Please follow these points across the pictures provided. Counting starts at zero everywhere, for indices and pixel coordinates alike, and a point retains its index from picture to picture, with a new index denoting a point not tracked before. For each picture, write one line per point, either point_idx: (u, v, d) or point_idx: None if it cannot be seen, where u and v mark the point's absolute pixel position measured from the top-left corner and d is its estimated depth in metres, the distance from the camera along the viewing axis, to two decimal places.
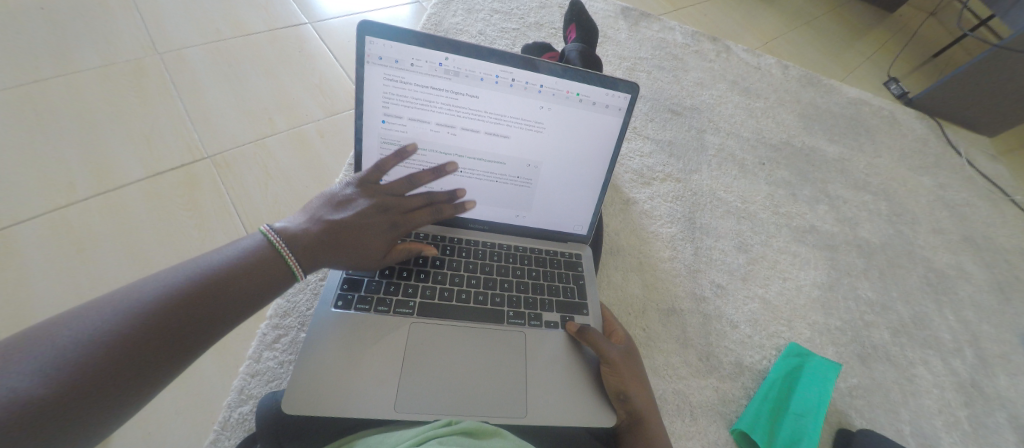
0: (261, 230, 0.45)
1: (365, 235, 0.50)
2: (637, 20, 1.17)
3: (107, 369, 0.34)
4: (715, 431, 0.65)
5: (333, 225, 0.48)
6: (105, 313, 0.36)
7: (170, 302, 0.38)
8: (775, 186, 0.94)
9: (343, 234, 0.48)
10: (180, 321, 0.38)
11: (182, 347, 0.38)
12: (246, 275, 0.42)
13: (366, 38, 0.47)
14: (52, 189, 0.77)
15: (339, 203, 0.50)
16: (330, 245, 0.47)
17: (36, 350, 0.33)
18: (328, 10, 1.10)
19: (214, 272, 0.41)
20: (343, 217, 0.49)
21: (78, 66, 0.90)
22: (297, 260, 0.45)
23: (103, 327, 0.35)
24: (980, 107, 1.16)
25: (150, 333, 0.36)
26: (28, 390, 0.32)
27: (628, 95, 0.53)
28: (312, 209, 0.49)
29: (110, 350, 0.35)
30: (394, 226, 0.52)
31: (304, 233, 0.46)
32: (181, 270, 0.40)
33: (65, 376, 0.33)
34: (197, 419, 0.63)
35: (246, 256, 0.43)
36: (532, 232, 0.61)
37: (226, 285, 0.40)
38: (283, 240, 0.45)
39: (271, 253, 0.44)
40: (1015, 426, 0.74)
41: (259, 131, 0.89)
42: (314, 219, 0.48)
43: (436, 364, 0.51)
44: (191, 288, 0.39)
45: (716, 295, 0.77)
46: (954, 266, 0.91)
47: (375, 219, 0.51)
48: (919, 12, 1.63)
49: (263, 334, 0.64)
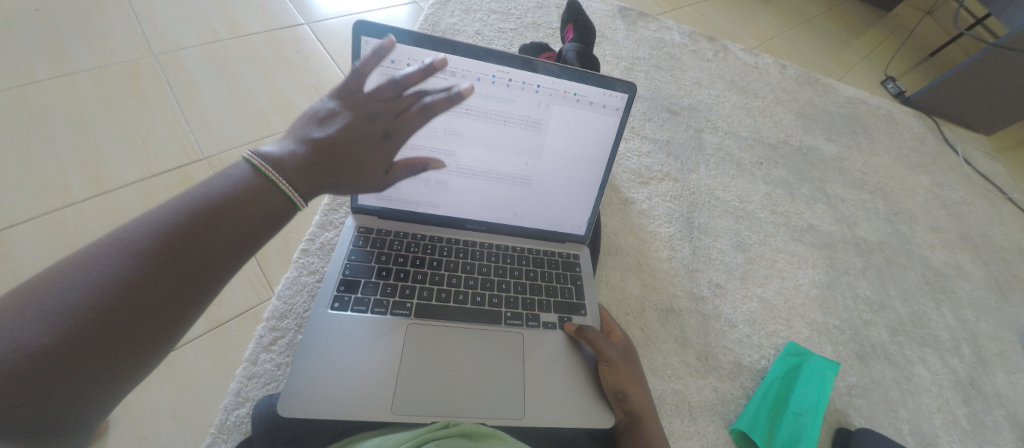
0: (244, 157, 0.39)
1: (357, 151, 0.42)
2: (635, 20, 1.17)
3: (113, 315, 0.32)
4: (714, 431, 0.65)
5: (319, 146, 0.41)
6: (98, 257, 0.33)
7: (165, 241, 0.34)
8: (773, 185, 0.94)
9: (333, 153, 0.41)
10: (180, 260, 0.35)
11: (188, 290, 0.35)
12: (243, 207, 0.37)
13: (362, 37, 0.47)
14: (47, 190, 0.77)
15: (321, 118, 0.42)
16: (321, 166, 0.41)
17: (33, 299, 0.31)
18: (325, 11, 1.10)
19: (209, 205, 0.36)
20: (329, 133, 0.41)
21: (72, 67, 0.89)
22: (294, 189, 0.39)
23: (100, 271, 0.32)
24: (977, 106, 1.16)
25: (151, 275, 0.34)
26: (34, 341, 0.30)
27: (625, 95, 0.52)
28: (293, 130, 0.42)
29: (111, 295, 0.32)
30: (387, 136, 0.43)
31: (291, 157, 0.40)
32: (172, 204, 0.36)
33: (69, 323, 0.31)
34: (192, 422, 0.62)
35: (236, 185, 0.38)
36: (531, 233, 0.61)
37: (225, 218, 0.36)
38: (270, 165, 0.38)
39: (262, 182, 0.38)
40: (1013, 424, 0.74)
41: (255, 133, 0.89)
42: (297, 140, 0.41)
43: (434, 366, 0.50)
44: (186, 224, 0.35)
45: (715, 294, 0.77)
46: (952, 265, 0.91)
47: (365, 131, 0.42)
48: (917, 12, 1.63)
49: (260, 336, 0.63)
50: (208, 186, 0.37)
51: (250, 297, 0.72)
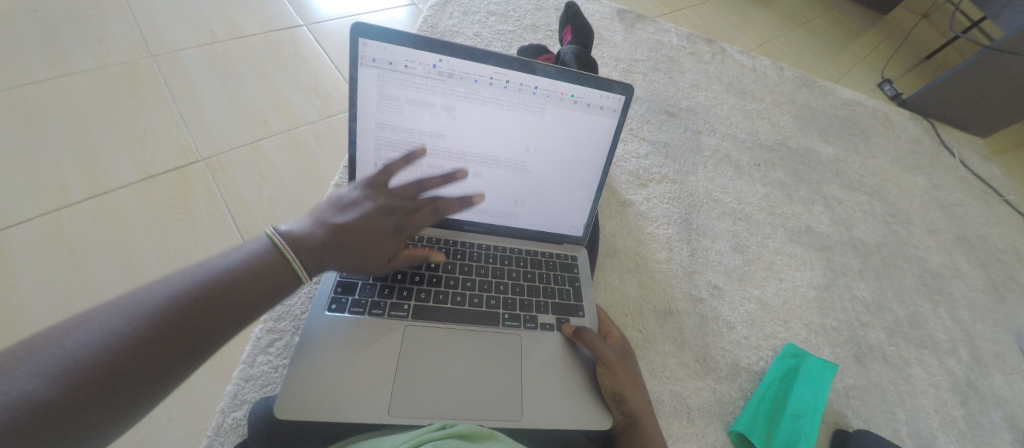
0: (266, 233, 0.43)
1: (370, 240, 0.48)
2: (633, 22, 1.17)
3: (113, 373, 0.34)
4: (712, 433, 0.65)
5: (339, 230, 0.46)
6: (111, 318, 0.36)
7: (175, 308, 0.37)
8: (770, 187, 0.94)
9: (349, 239, 0.46)
10: (186, 325, 0.38)
11: (189, 353, 0.38)
12: (252, 280, 0.41)
13: (360, 39, 0.47)
14: (43, 192, 0.76)
15: (344, 205, 0.47)
16: (336, 248, 0.45)
17: (40, 355, 0.33)
18: (324, 13, 1.10)
19: (221, 276, 0.40)
20: (349, 220, 0.46)
21: (70, 68, 0.89)
22: (303, 266, 0.44)
23: (109, 330, 0.35)
24: (973, 108, 1.17)
25: (155, 338, 0.36)
26: (34, 393, 0.32)
27: (622, 97, 0.53)
28: (317, 211, 0.47)
29: (116, 354, 0.35)
30: (397, 230, 0.49)
31: (310, 236, 0.44)
32: (188, 273, 0.39)
33: (71, 379, 0.33)
34: (188, 425, 0.62)
35: (250, 259, 0.42)
36: (529, 236, 0.61)
37: (233, 289, 0.40)
38: (289, 244, 0.43)
39: (277, 258, 0.42)
40: (1010, 425, 0.74)
41: (253, 134, 0.89)
42: (318, 222, 0.45)
43: (431, 370, 0.50)
44: (197, 293, 0.39)
45: (713, 296, 0.77)
46: (948, 266, 0.91)
47: (379, 222, 0.48)
48: (913, 14, 1.64)
49: (258, 338, 0.63)
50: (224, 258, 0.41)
51: None
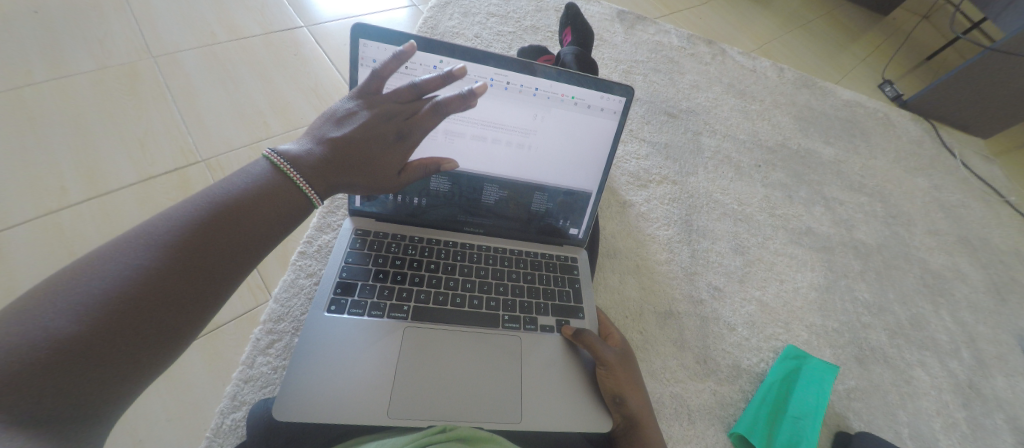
0: (266, 155, 0.42)
1: (370, 152, 0.44)
2: (633, 23, 1.17)
3: (141, 303, 0.33)
4: (713, 435, 0.65)
5: (337, 145, 0.43)
6: (127, 250, 0.34)
7: (190, 232, 0.36)
8: (771, 188, 0.94)
9: (350, 153, 0.44)
10: (204, 250, 0.36)
11: (213, 279, 0.37)
12: (262, 200, 0.39)
13: (360, 40, 0.47)
14: (43, 193, 0.76)
15: (339, 118, 0.45)
16: (337, 164, 0.43)
17: (62, 292, 0.32)
18: (324, 14, 1.10)
19: (232, 199, 0.39)
20: (346, 133, 0.44)
21: (71, 70, 0.89)
22: (309, 185, 0.42)
23: (127, 261, 0.34)
24: (973, 109, 1.17)
25: (175, 264, 0.35)
26: (63, 328, 0.31)
27: (623, 99, 0.53)
28: (314, 129, 0.45)
29: (139, 284, 0.34)
30: (401, 137, 0.45)
31: (309, 155, 0.42)
32: (195, 202, 0.38)
33: (95, 312, 0.32)
34: (187, 426, 0.62)
35: (257, 183, 0.40)
36: (545, 188, 0.57)
37: (247, 211, 0.39)
38: (289, 163, 0.41)
39: (280, 179, 0.41)
40: (1013, 428, 0.74)
41: (253, 135, 0.89)
42: (316, 139, 0.43)
43: (432, 369, 0.50)
44: (210, 216, 0.37)
45: (713, 297, 0.76)
46: (950, 268, 0.91)
47: (379, 131, 0.45)
48: (913, 15, 1.64)
49: (257, 339, 0.63)
50: (231, 183, 0.39)
51: (247, 299, 0.71)
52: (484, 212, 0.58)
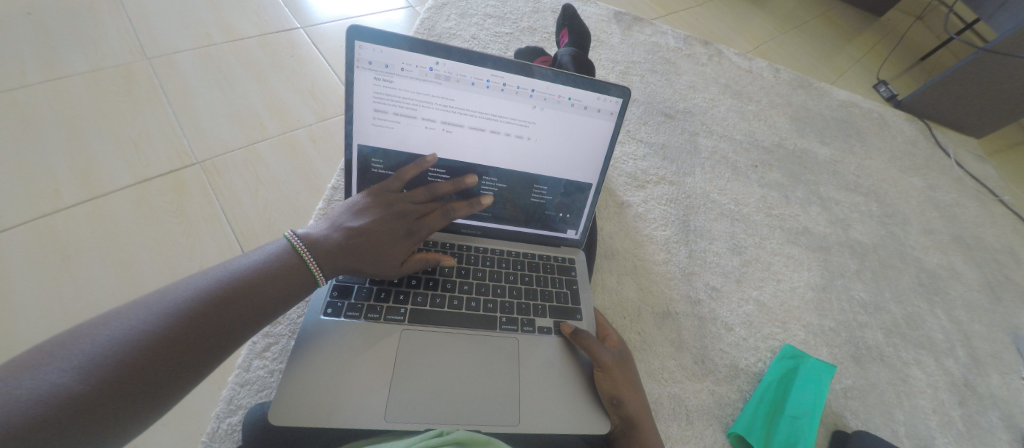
0: (285, 236, 0.47)
1: (381, 242, 0.49)
2: (630, 24, 1.17)
3: (139, 366, 0.36)
4: (711, 434, 0.65)
5: (352, 233, 0.48)
6: (140, 315, 0.37)
7: (201, 304, 0.39)
8: (767, 188, 0.94)
9: (362, 242, 0.48)
10: (210, 319, 0.39)
11: (212, 349, 0.39)
12: (272, 278, 0.43)
13: (356, 42, 0.47)
14: (37, 197, 0.76)
15: (357, 210, 0.50)
16: (349, 251, 0.48)
17: (73, 350, 0.34)
18: (321, 14, 1.10)
19: (245, 276, 0.42)
20: (360, 223, 0.49)
21: (65, 71, 0.89)
22: (319, 267, 0.46)
23: (137, 325, 0.37)
24: (966, 108, 1.17)
25: (181, 332, 0.38)
26: (69, 385, 0.33)
27: (620, 99, 0.53)
28: (333, 216, 0.50)
29: (144, 347, 0.36)
30: (409, 233, 0.51)
31: (326, 239, 0.47)
32: (212, 273, 0.42)
33: (100, 373, 0.34)
34: (179, 430, 0.60)
35: (271, 260, 0.44)
36: (545, 177, 0.56)
37: (257, 288, 0.42)
38: (306, 246, 0.46)
39: (294, 259, 0.45)
40: (1008, 425, 0.74)
41: (249, 137, 0.88)
42: (333, 226, 0.48)
43: (428, 373, 0.50)
44: (222, 290, 0.41)
45: (711, 297, 0.77)
46: (945, 266, 0.92)
47: (392, 225, 0.50)
48: (908, 16, 1.65)
49: (253, 342, 0.63)
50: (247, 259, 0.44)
51: None
52: None
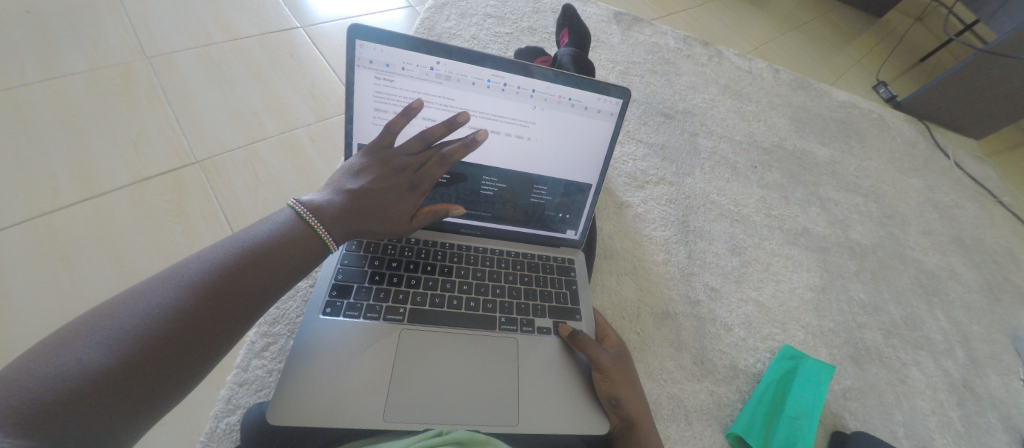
0: (289, 205, 0.46)
1: (385, 201, 0.48)
2: (630, 24, 1.17)
3: (160, 341, 0.36)
4: (711, 435, 0.65)
5: (355, 195, 0.47)
6: (156, 290, 0.37)
7: (215, 277, 0.39)
8: (767, 189, 0.94)
9: (367, 203, 0.47)
10: (226, 292, 0.39)
11: (230, 321, 0.39)
12: (283, 247, 0.43)
13: (356, 41, 0.47)
14: (36, 196, 0.76)
15: (355, 171, 0.48)
16: (355, 213, 0.47)
17: (97, 327, 0.35)
18: (321, 14, 1.10)
19: (256, 247, 0.42)
20: (362, 184, 0.47)
21: (64, 70, 0.88)
22: (329, 234, 0.45)
23: (156, 301, 0.37)
24: (966, 110, 1.18)
25: (198, 306, 0.38)
26: (95, 361, 0.34)
27: (620, 100, 0.53)
28: (334, 182, 0.48)
29: (166, 322, 0.36)
30: (412, 187, 0.49)
31: (330, 204, 0.46)
32: (225, 246, 0.41)
33: (124, 349, 0.35)
34: (179, 431, 0.60)
35: (281, 229, 0.44)
36: (545, 178, 0.56)
37: (268, 257, 0.42)
38: (311, 212, 0.45)
39: (303, 227, 0.44)
40: (1007, 426, 0.74)
41: (248, 136, 0.88)
42: (335, 190, 0.47)
43: (428, 372, 0.50)
44: (235, 261, 0.41)
45: (710, 298, 0.77)
46: (944, 267, 0.92)
47: (394, 182, 0.48)
48: (907, 17, 1.65)
49: (251, 342, 0.62)
50: (256, 229, 0.43)
51: None
52: (481, 203, 0.57)
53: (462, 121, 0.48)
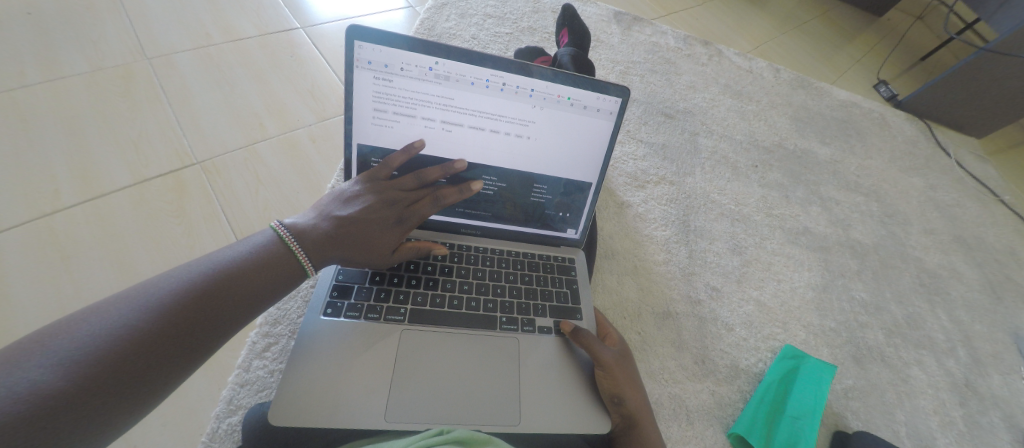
0: (272, 226, 0.46)
1: (371, 231, 0.49)
2: (630, 24, 1.17)
3: (122, 361, 0.36)
4: (712, 435, 0.65)
5: (341, 222, 0.48)
6: (119, 309, 0.37)
7: (185, 296, 0.39)
8: (768, 188, 0.94)
9: (352, 231, 0.48)
10: (192, 314, 0.39)
11: (195, 343, 0.39)
12: (259, 269, 0.43)
13: (355, 42, 0.47)
14: (36, 197, 0.76)
15: (346, 198, 0.50)
16: (338, 240, 0.48)
17: (55, 345, 0.35)
18: (321, 15, 1.10)
19: (228, 267, 0.42)
20: (350, 212, 0.49)
21: (66, 71, 0.89)
22: (308, 259, 0.46)
23: (119, 320, 0.37)
24: (967, 108, 1.17)
25: (162, 327, 0.38)
26: (50, 381, 0.33)
27: (619, 99, 0.53)
28: (323, 206, 0.49)
29: (128, 342, 0.36)
30: (399, 222, 0.51)
31: (314, 229, 0.47)
32: (198, 264, 0.42)
33: (82, 368, 0.34)
34: (180, 432, 0.60)
35: (257, 251, 0.44)
36: (544, 177, 0.56)
37: (239, 279, 0.42)
38: (294, 236, 0.46)
39: (283, 250, 0.45)
40: (1009, 426, 0.74)
41: (248, 137, 0.88)
42: (322, 215, 0.48)
43: (426, 372, 0.50)
44: (205, 282, 0.41)
45: (711, 298, 0.77)
46: (946, 266, 0.91)
47: (382, 214, 0.50)
48: (907, 16, 1.65)
49: (253, 342, 0.63)
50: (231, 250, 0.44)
51: None
52: (482, 203, 0.57)
53: (458, 168, 0.53)
